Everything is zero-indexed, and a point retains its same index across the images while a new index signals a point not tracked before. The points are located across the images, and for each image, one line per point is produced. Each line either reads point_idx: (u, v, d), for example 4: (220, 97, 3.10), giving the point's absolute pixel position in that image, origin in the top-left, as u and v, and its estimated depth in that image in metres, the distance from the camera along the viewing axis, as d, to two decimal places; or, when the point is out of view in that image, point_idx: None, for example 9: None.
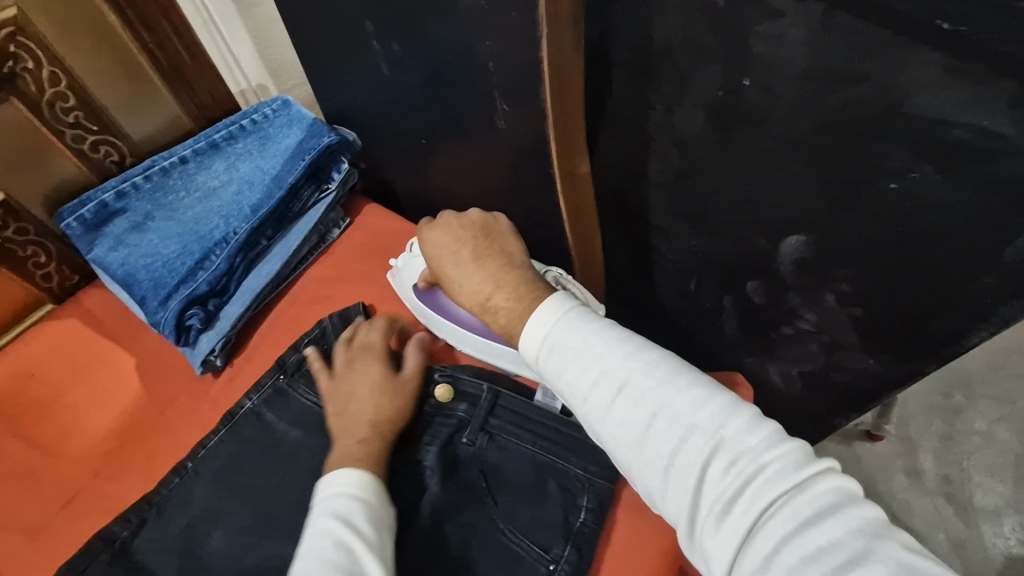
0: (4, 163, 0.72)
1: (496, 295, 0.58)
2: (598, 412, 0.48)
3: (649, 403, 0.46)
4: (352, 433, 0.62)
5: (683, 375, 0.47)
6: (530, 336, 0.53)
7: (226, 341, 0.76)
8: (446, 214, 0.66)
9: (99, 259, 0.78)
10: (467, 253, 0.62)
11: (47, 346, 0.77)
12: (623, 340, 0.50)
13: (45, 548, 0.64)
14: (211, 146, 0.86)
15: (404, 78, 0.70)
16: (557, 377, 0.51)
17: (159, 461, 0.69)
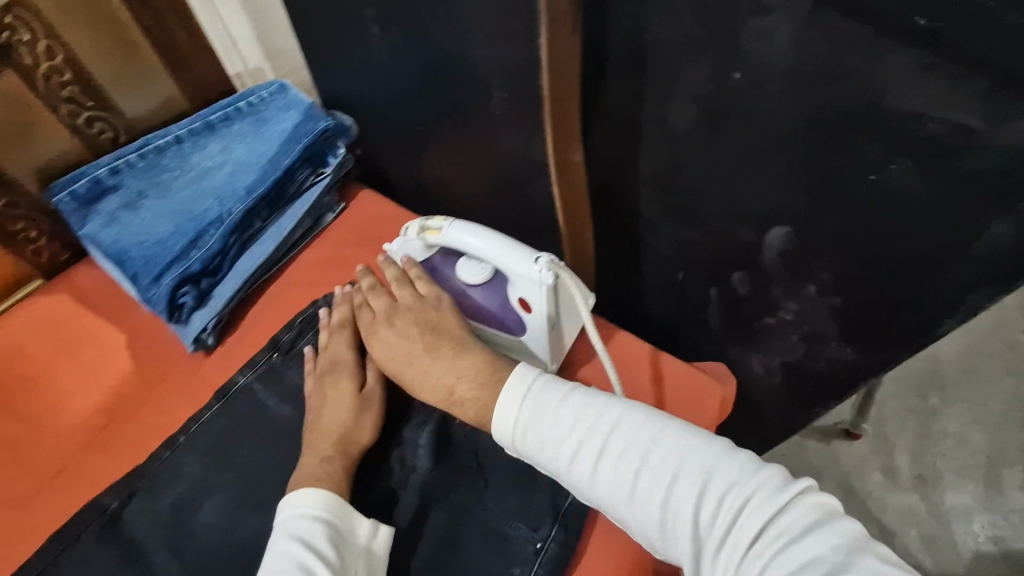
0: None
1: (459, 386, 0.61)
2: (585, 479, 0.53)
3: (630, 463, 0.51)
4: (317, 449, 0.61)
5: (654, 427, 0.52)
6: (503, 421, 0.56)
7: (219, 320, 0.76)
8: (382, 311, 0.67)
9: (90, 236, 0.78)
10: (418, 349, 0.64)
11: (35, 321, 0.77)
12: (590, 405, 0.55)
13: (30, 519, 0.64)
14: (207, 127, 0.87)
15: (402, 65, 0.70)
16: (537, 454, 0.55)
17: (146, 436, 0.69)
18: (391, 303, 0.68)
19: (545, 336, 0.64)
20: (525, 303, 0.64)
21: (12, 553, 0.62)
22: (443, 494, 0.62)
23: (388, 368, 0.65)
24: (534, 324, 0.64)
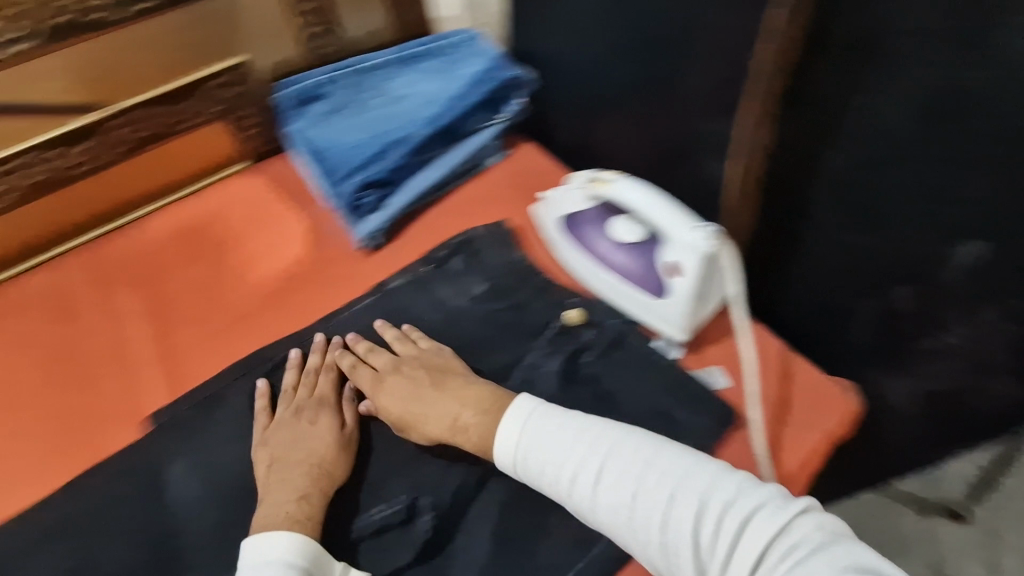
0: (246, 36, 0.85)
1: (465, 412, 0.64)
2: (585, 502, 0.57)
3: (628, 487, 0.56)
4: (292, 487, 0.62)
5: (651, 452, 0.58)
6: (505, 446, 0.61)
7: (387, 226, 0.85)
8: (382, 355, 0.71)
9: (296, 132, 0.91)
10: (421, 392, 0.67)
11: (236, 196, 0.90)
12: (590, 429, 0.60)
13: (209, 351, 0.76)
14: (404, 59, 0.96)
15: (608, 29, 0.76)
16: (539, 476, 0.60)
17: (307, 309, 0.78)
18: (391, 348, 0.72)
19: (687, 304, 0.66)
20: (675, 268, 0.66)
21: (192, 375, 0.74)
22: None
23: (387, 414, 0.67)
24: (681, 290, 0.66)
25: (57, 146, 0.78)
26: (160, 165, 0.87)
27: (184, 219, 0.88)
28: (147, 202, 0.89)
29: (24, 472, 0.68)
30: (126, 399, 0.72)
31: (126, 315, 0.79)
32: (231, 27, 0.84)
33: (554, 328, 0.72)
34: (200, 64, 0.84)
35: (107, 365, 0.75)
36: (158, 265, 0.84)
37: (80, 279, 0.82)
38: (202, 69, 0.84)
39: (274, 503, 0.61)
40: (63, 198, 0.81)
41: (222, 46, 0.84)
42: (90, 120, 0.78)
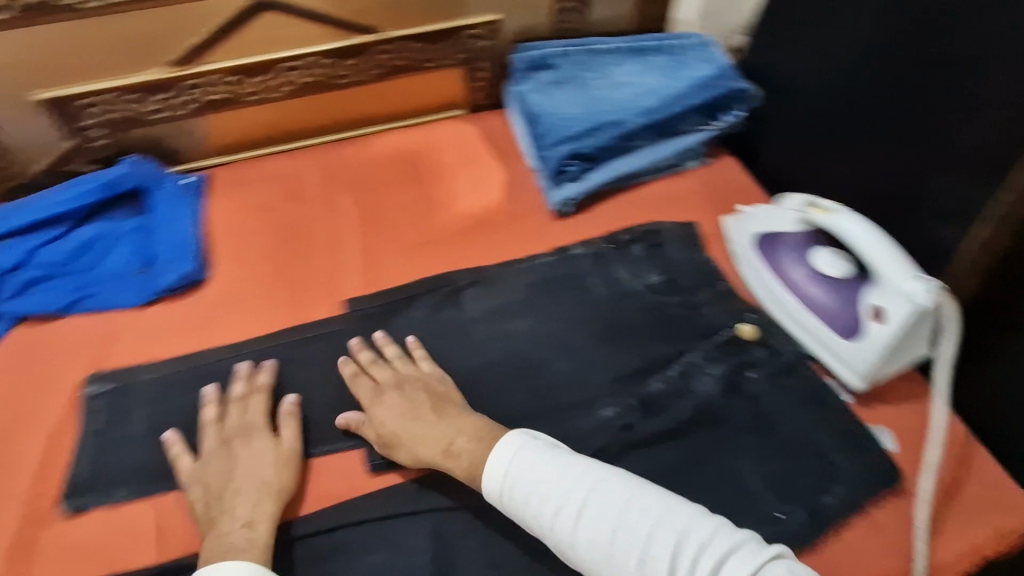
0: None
1: (459, 439, 0.64)
2: (565, 536, 0.56)
3: (608, 523, 0.55)
4: (239, 513, 0.61)
5: (634, 489, 0.56)
6: (495, 472, 0.60)
7: (582, 198, 0.90)
8: (383, 377, 0.71)
9: (521, 93, 0.98)
10: (418, 414, 0.67)
11: (451, 138, 1.00)
12: (573, 466, 0.59)
13: (405, 261, 0.86)
14: (635, 50, 1.01)
15: (868, 76, 0.79)
16: (524, 506, 0.58)
17: (494, 250, 0.87)
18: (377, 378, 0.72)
19: (878, 351, 0.65)
20: (880, 313, 0.66)
21: (387, 276, 0.84)
22: (708, 424, 0.67)
23: (379, 433, 0.68)
24: (876, 336, 0.66)
25: (337, 56, 0.90)
26: (400, 93, 0.98)
27: (405, 145, 0.99)
28: (378, 123, 1.01)
29: (237, 311, 0.80)
30: (329, 281, 0.83)
31: (345, 212, 0.91)
32: None
33: (724, 336, 0.74)
34: (467, 12, 0.93)
35: (320, 249, 0.87)
36: (377, 178, 0.95)
37: (315, 172, 0.95)
38: (468, 19, 0.93)
39: (221, 530, 0.59)
40: (321, 100, 0.95)
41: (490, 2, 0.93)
42: (369, 41, 0.90)
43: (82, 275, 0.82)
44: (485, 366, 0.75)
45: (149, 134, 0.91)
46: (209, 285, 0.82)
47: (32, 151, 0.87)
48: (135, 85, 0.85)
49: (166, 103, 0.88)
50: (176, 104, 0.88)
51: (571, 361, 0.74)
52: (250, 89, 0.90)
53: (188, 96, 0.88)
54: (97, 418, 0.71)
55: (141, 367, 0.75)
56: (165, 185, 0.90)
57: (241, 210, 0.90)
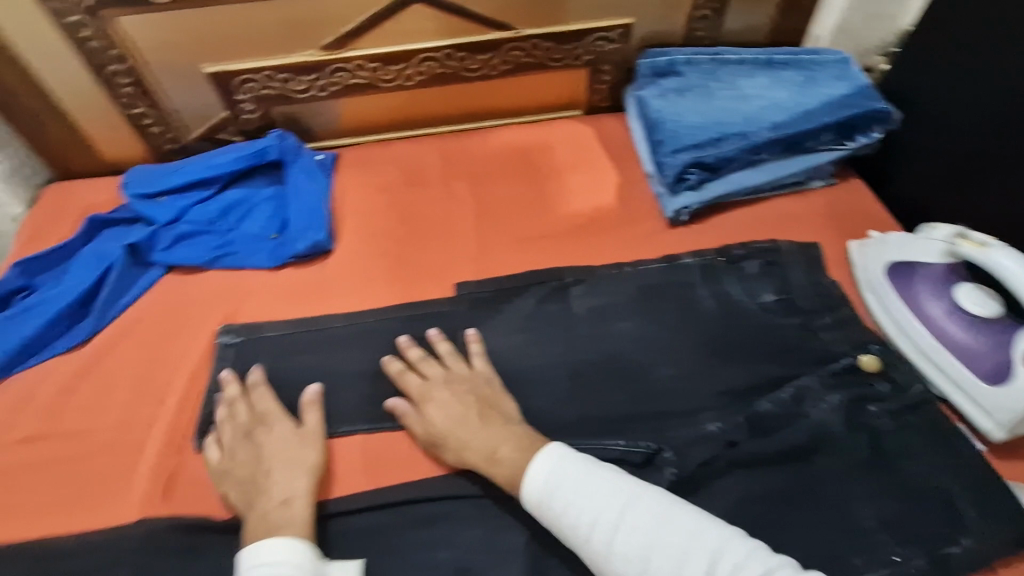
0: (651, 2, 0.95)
1: (504, 447, 0.63)
2: (599, 549, 0.54)
3: (644, 540, 0.53)
4: (282, 492, 0.63)
5: (672, 508, 0.55)
6: (532, 480, 0.59)
7: (698, 207, 0.89)
8: (435, 376, 0.71)
9: (644, 98, 0.98)
10: (466, 417, 0.66)
11: (568, 138, 1.02)
12: (609, 480, 0.58)
13: (517, 252, 0.88)
14: (767, 63, 0.99)
15: None
16: (560, 517, 0.57)
17: (604, 250, 0.88)
18: (428, 375, 0.72)
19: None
20: None
21: (498, 264, 0.87)
22: (819, 452, 0.65)
23: (426, 430, 0.67)
24: None
25: (472, 50, 0.95)
26: (522, 89, 1.03)
27: (522, 141, 1.02)
28: (498, 117, 1.06)
29: (356, 283, 0.85)
30: (443, 263, 0.87)
31: (462, 200, 0.94)
32: None
33: (842, 364, 0.71)
34: (604, 14, 0.95)
35: (436, 232, 0.90)
36: (494, 170, 0.98)
37: (437, 160, 0.99)
38: (602, 21, 0.95)
39: (261, 510, 0.61)
40: (450, 91, 1.01)
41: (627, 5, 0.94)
42: (505, 37, 0.94)
43: (224, 234, 0.89)
44: (589, 361, 0.74)
45: (292, 111, 0.99)
46: (334, 257, 0.88)
47: (195, 117, 0.97)
48: (290, 65, 0.92)
49: (314, 84, 0.95)
50: (321, 86, 0.95)
51: (676, 368, 0.73)
52: (389, 75, 0.96)
53: (334, 79, 0.95)
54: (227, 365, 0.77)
55: (268, 324, 0.80)
56: (300, 159, 0.96)
57: (367, 189, 0.96)
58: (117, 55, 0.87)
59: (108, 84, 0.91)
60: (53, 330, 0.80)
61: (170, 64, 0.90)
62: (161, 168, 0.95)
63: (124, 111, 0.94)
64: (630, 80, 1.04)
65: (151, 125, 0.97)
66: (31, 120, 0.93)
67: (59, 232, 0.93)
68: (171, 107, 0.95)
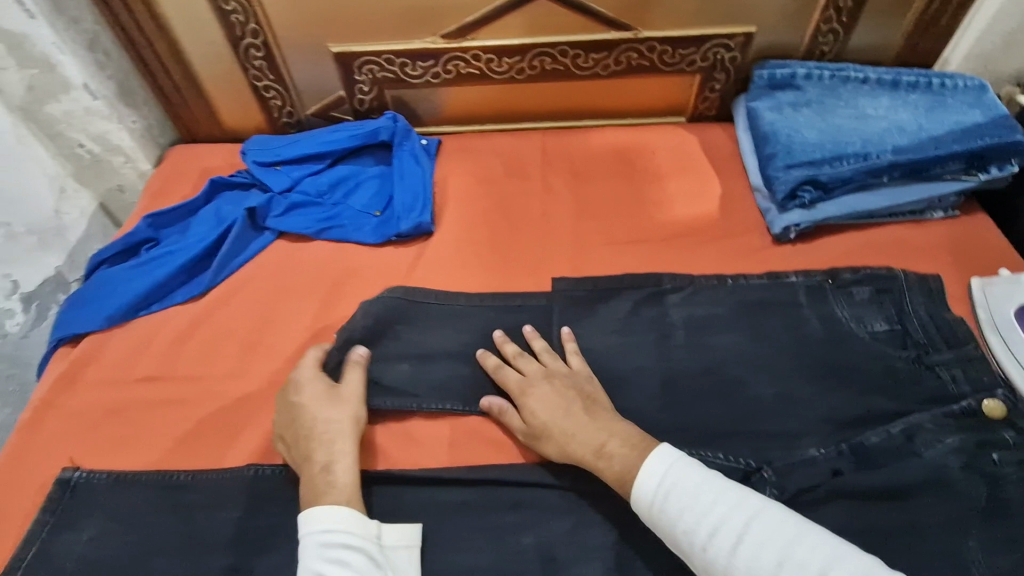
0: (777, 13, 0.93)
1: (611, 442, 0.63)
2: (719, 559, 0.53)
3: (771, 555, 0.51)
4: (321, 458, 0.64)
5: (800, 526, 0.53)
6: (646, 481, 0.59)
7: (807, 226, 0.86)
8: (535, 371, 0.72)
9: (757, 109, 0.96)
10: (570, 409, 0.67)
11: (672, 143, 1.01)
12: (731, 490, 0.57)
13: (615, 254, 0.87)
14: (892, 83, 0.94)
15: None
16: (675, 522, 0.56)
17: (704, 260, 0.86)
18: (524, 370, 0.72)
19: None
20: None
21: (595, 263, 0.86)
22: (929, 493, 0.61)
23: (529, 423, 0.68)
24: None
25: (589, 48, 0.96)
26: (630, 92, 1.02)
27: (623, 143, 1.01)
28: (599, 116, 1.06)
29: (451, 268, 0.87)
30: (540, 256, 0.88)
31: (562, 196, 0.95)
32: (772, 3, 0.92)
33: (964, 405, 0.66)
34: (725, 22, 0.94)
35: (534, 225, 0.91)
36: (595, 169, 0.98)
37: (538, 154, 1.00)
38: (723, 28, 0.94)
39: (308, 475, 0.63)
40: (558, 88, 1.01)
41: (752, 13, 0.93)
42: (623, 38, 0.94)
43: (332, 206, 0.93)
44: (681, 372, 0.74)
45: (403, 95, 1.02)
46: (434, 239, 0.90)
47: (314, 94, 1.02)
48: (411, 51, 0.95)
49: (430, 70, 0.98)
50: (437, 73, 0.98)
51: (778, 389, 0.72)
52: (502, 67, 0.98)
53: (449, 68, 0.98)
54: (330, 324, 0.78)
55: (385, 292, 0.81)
56: (408, 143, 0.99)
57: (468, 176, 0.98)
58: (253, 29, 0.93)
59: (241, 56, 0.96)
60: (175, 280, 0.86)
61: (300, 41, 0.94)
62: (278, 139, 1.00)
63: (251, 82, 1.00)
64: (743, 90, 1.03)
65: (273, 98, 1.02)
66: (168, 84, 1.00)
67: (181, 191, 0.99)
68: (294, 83, 1.00)
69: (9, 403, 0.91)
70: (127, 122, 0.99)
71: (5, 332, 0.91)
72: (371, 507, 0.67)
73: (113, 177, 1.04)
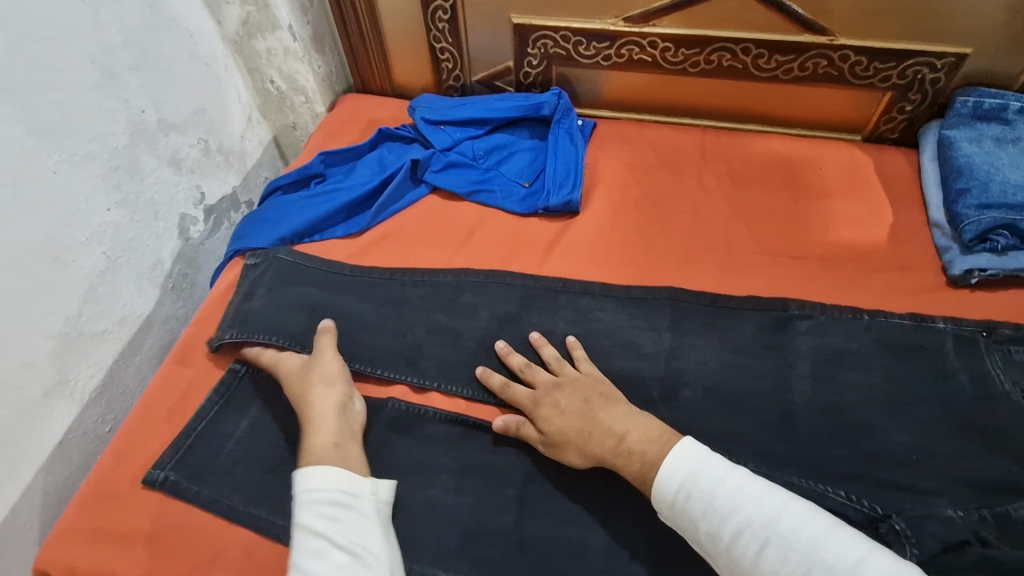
0: (1001, 37, 0.85)
1: (631, 437, 0.62)
2: (744, 561, 0.52)
3: (797, 558, 0.50)
4: (331, 435, 0.66)
5: (826, 527, 0.51)
6: (667, 478, 0.58)
7: (994, 273, 0.78)
8: (539, 382, 0.71)
9: (953, 138, 0.87)
10: (587, 413, 0.66)
11: (841, 161, 0.94)
12: (750, 486, 0.55)
13: (767, 265, 0.84)
14: None
15: None
16: (698, 521, 0.55)
17: (862, 290, 0.80)
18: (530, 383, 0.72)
19: None
20: None
21: (738, 271, 0.84)
22: None
23: (547, 430, 0.67)
24: None
25: (775, 49, 0.91)
26: (805, 101, 0.97)
27: (788, 154, 0.96)
28: (764, 122, 1.02)
29: (589, 251, 0.87)
30: (683, 255, 0.86)
31: (716, 196, 0.92)
32: (999, 25, 0.83)
33: None
34: (937, 39, 0.86)
35: (682, 221, 0.90)
36: (754, 175, 0.94)
37: (695, 151, 0.98)
38: (933, 45, 0.87)
39: (317, 452, 0.65)
40: (729, 86, 0.98)
41: (973, 32, 0.85)
42: (818, 42, 0.89)
43: (484, 171, 0.96)
44: (814, 401, 0.71)
45: (569, 73, 1.03)
46: (579, 219, 0.91)
47: (484, 62, 1.05)
48: (590, 30, 0.95)
49: (602, 52, 0.98)
50: (608, 55, 0.98)
51: (920, 439, 0.66)
52: (677, 58, 0.96)
53: (622, 52, 0.97)
54: (249, 293, 0.84)
55: (297, 260, 0.87)
56: (566, 121, 0.99)
57: (621, 161, 0.97)
58: None
59: (428, 16, 1.01)
60: (334, 218, 0.93)
61: (486, 9, 0.98)
62: (445, 100, 1.04)
63: (430, 42, 1.05)
64: (936, 116, 0.94)
65: (446, 60, 1.07)
66: (355, 36, 1.07)
67: (349, 135, 1.06)
68: (469, 48, 1.04)
69: (182, 300, 0.99)
70: (314, 66, 1.07)
71: (189, 235, 1.00)
72: (490, 461, 0.70)
73: (290, 114, 1.14)
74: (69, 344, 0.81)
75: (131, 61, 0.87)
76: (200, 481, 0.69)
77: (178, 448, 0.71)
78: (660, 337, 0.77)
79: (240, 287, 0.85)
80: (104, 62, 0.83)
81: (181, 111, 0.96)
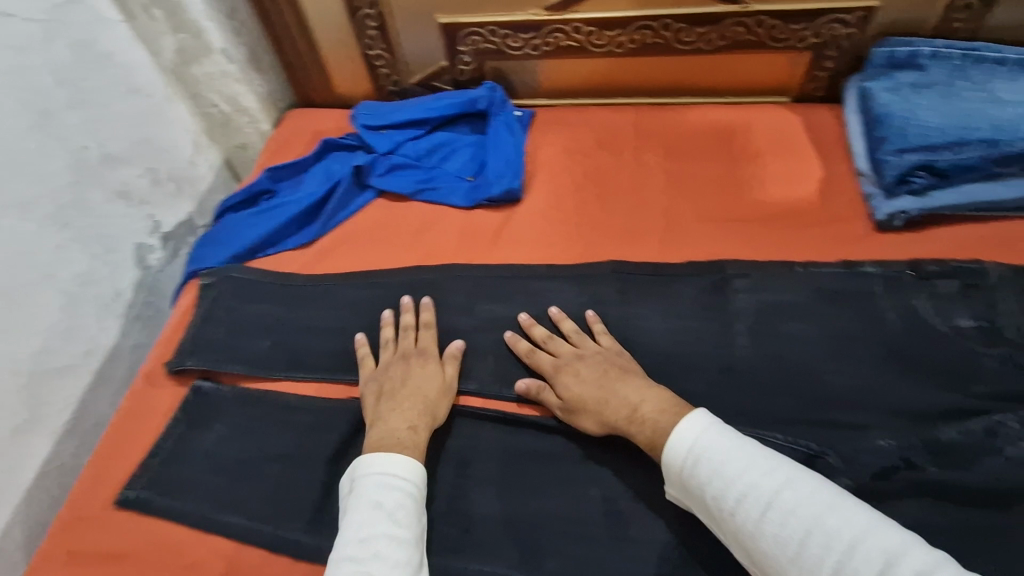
0: None
1: (643, 407, 0.64)
2: (747, 525, 0.53)
3: (798, 523, 0.51)
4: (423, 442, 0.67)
5: (832, 496, 0.52)
6: (675, 447, 0.59)
7: (916, 214, 0.81)
8: (565, 352, 0.73)
9: (870, 88, 0.90)
10: (607, 380, 0.68)
11: (769, 122, 0.98)
12: (763, 458, 0.56)
13: (704, 230, 0.87)
14: None
15: None
16: (703, 487, 0.56)
17: (795, 243, 0.83)
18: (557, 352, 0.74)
19: None
20: None
21: (676, 238, 0.87)
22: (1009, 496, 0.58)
23: (566, 396, 0.69)
24: None
25: (693, 21, 0.94)
26: (731, 69, 1.00)
27: (719, 121, 0.99)
28: (695, 94, 1.04)
29: (534, 235, 0.90)
30: (624, 230, 0.88)
31: (654, 169, 0.95)
32: None
33: None
34: None
35: (621, 196, 0.92)
36: (688, 145, 0.97)
37: (631, 129, 1.01)
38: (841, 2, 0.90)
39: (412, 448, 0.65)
40: (656, 62, 1.01)
41: None
42: (732, 11, 0.92)
43: (428, 169, 0.99)
44: (752, 353, 0.73)
45: (502, 66, 1.05)
46: (522, 206, 0.93)
47: (419, 64, 1.08)
48: (515, 22, 0.98)
49: (530, 42, 1.00)
50: (537, 45, 1.01)
51: (852, 377, 0.70)
52: (602, 40, 0.99)
53: (549, 40, 1.00)
54: (208, 316, 0.86)
55: (252, 281, 0.89)
56: (503, 113, 1.02)
57: (559, 146, 1.00)
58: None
59: (358, 25, 1.03)
60: (287, 230, 0.95)
61: (412, 13, 1.00)
62: (386, 105, 1.06)
63: (364, 51, 1.07)
64: (856, 70, 0.97)
65: (382, 66, 1.09)
66: (290, 52, 1.09)
67: (295, 149, 1.08)
68: (402, 52, 1.06)
69: (147, 328, 1.01)
70: (254, 85, 1.09)
71: (147, 264, 1.02)
72: (449, 445, 0.72)
73: (237, 135, 1.15)
74: (36, 381, 0.83)
75: (67, 100, 0.89)
76: (172, 494, 0.71)
77: (149, 467, 0.74)
78: (604, 310, 0.80)
79: (200, 309, 0.87)
80: (40, 103, 0.85)
81: (126, 143, 0.98)
